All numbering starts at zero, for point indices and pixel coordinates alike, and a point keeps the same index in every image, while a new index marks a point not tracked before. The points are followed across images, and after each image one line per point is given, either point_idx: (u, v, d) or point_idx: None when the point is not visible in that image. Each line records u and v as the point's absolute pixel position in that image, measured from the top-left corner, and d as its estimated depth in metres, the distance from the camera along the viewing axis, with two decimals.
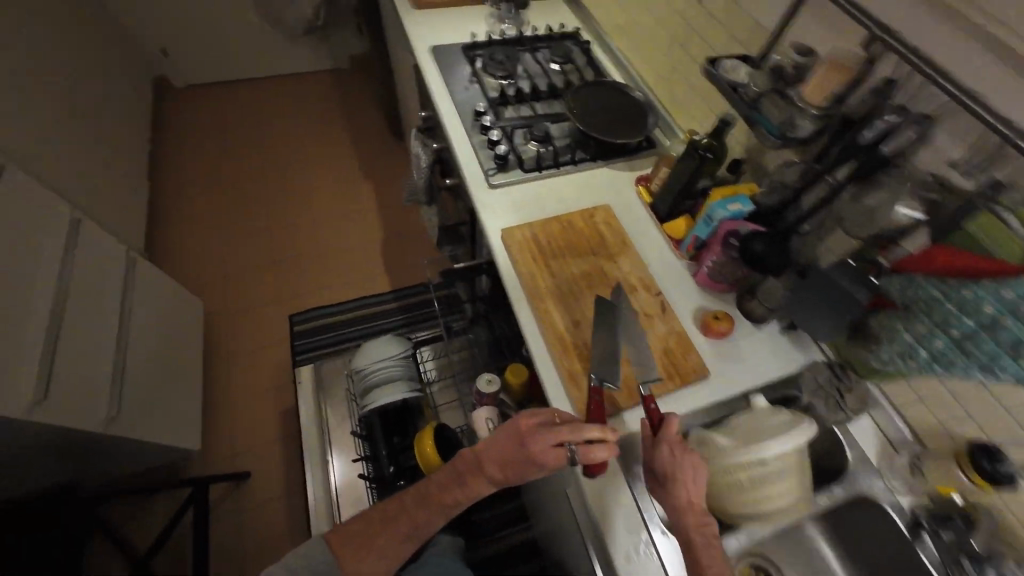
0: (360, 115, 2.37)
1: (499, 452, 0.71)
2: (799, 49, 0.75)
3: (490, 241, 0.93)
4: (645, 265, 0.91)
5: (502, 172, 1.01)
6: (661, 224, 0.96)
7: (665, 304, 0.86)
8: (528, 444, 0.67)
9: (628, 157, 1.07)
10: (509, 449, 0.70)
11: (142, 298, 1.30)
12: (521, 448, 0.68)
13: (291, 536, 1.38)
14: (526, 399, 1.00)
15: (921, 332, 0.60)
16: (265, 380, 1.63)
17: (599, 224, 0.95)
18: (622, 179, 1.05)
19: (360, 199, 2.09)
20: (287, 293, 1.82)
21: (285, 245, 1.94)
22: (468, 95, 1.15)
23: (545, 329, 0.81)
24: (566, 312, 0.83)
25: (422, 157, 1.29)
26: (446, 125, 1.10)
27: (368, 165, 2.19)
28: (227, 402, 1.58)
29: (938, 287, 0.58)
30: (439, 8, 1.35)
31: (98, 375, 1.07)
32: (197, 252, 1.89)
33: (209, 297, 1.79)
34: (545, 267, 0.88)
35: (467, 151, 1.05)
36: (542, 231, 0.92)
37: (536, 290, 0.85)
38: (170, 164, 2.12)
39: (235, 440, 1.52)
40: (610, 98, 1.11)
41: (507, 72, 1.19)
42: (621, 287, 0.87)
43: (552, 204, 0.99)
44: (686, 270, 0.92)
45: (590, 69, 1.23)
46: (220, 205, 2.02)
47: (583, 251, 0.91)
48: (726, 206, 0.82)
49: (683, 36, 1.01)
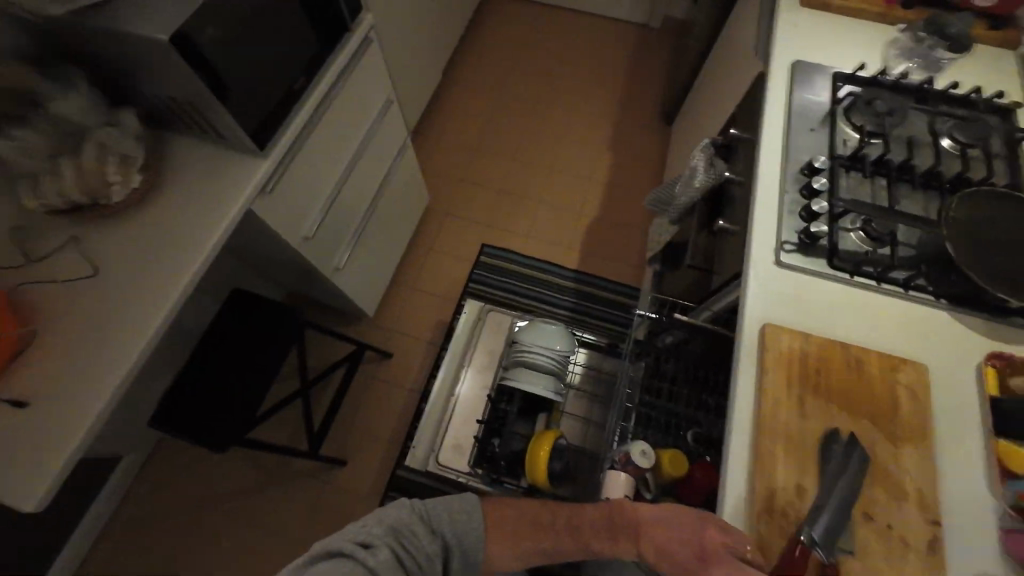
0: (641, 83, 2.20)
1: (662, 523, 0.65)
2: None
3: (743, 325, 0.76)
4: (936, 478, 0.65)
5: (802, 253, 0.80)
6: (992, 438, 0.67)
7: (937, 547, 0.61)
8: (698, 533, 0.61)
9: (990, 317, 0.75)
10: (673, 525, 0.64)
11: (398, 180, 1.48)
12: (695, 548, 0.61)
13: (397, 424, 1.57)
14: (668, 490, 0.90)
15: None
16: (440, 286, 1.79)
17: (900, 387, 0.69)
18: (964, 342, 0.74)
19: (595, 167, 2.02)
20: (492, 221, 1.92)
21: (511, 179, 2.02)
22: (808, 135, 0.91)
23: (756, 473, 0.65)
24: (795, 470, 0.64)
25: (699, 174, 1.11)
26: (763, 162, 0.89)
27: (621, 137, 2.07)
28: (406, 286, 1.79)
29: None
30: (829, 11, 1.06)
31: (347, 230, 1.27)
32: (445, 150, 2.07)
33: (435, 191, 1.97)
34: (797, 399, 0.68)
35: (772, 205, 0.85)
36: (816, 353, 0.71)
37: (772, 420, 0.67)
38: (461, 58, 2.29)
39: (397, 319, 1.73)
40: (1022, 228, 0.76)
41: (877, 127, 0.90)
42: (886, 486, 0.64)
43: (846, 323, 0.75)
44: (991, 518, 0.64)
45: (1003, 169, 0.86)
46: (480, 114, 2.15)
47: (859, 408, 0.68)
48: None
49: None
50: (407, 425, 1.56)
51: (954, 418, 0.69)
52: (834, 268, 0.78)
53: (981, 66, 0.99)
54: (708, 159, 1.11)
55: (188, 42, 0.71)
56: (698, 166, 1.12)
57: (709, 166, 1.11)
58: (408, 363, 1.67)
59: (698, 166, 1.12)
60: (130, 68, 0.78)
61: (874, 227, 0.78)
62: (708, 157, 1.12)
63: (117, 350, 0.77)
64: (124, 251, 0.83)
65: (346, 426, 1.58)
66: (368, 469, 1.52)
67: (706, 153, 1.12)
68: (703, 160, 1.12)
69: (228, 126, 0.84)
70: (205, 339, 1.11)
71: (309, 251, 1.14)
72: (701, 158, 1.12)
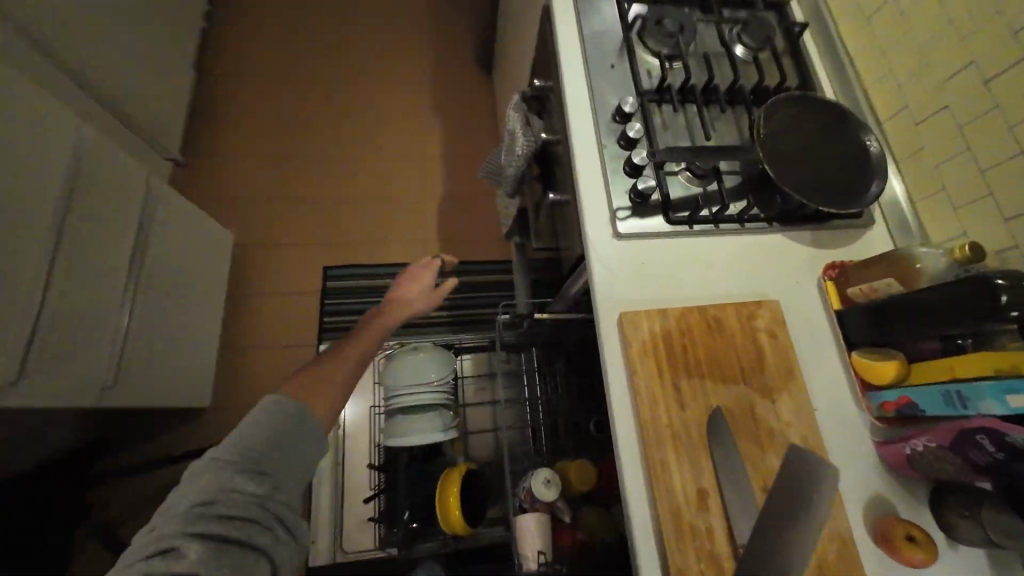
0: (446, 33, 1.95)
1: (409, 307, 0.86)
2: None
3: (599, 319, 0.66)
4: (813, 414, 0.63)
5: (637, 216, 0.71)
6: (849, 353, 0.67)
7: (831, 487, 0.59)
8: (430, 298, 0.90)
9: (819, 225, 0.74)
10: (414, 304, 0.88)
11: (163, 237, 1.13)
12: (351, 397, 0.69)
13: None
14: (584, 501, 0.82)
15: None
16: (291, 336, 1.47)
17: (760, 333, 0.65)
18: (804, 261, 0.72)
19: (426, 140, 1.77)
20: (327, 238, 1.60)
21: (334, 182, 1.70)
22: (611, 74, 0.80)
23: (655, 491, 0.57)
24: (691, 471, 0.58)
25: (520, 137, 0.93)
26: (571, 117, 0.77)
27: (443, 99, 1.83)
28: (247, 352, 1.45)
29: None
30: None
31: None
32: (240, 170, 1.66)
33: (245, 222, 1.59)
34: (671, 389, 0.61)
35: (592, 168, 0.74)
36: (678, 328, 0.64)
37: (654, 424, 0.59)
38: (228, 54, 1.85)
39: (251, 395, 1.40)
40: (821, 129, 0.74)
41: (674, 49, 0.81)
42: (775, 447, 0.60)
43: (698, 281, 0.69)
44: (866, 430, 0.64)
45: (792, 65, 0.84)
46: (270, 113, 1.75)
47: (731, 373, 0.63)
48: (1008, 399, 0.51)
49: (992, 67, 0.62)
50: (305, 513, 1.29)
51: (815, 343, 0.68)
52: (672, 223, 0.70)
53: None
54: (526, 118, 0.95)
55: None
56: (517, 128, 0.94)
57: (527, 127, 0.94)
58: None
59: (516, 129, 0.95)
60: None
61: (698, 166, 0.71)
62: (523, 116, 0.95)
63: None
64: None
65: None
66: None
67: (522, 112, 0.95)
68: (520, 120, 0.94)
69: None
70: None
71: None
72: (517, 119, 0.95)
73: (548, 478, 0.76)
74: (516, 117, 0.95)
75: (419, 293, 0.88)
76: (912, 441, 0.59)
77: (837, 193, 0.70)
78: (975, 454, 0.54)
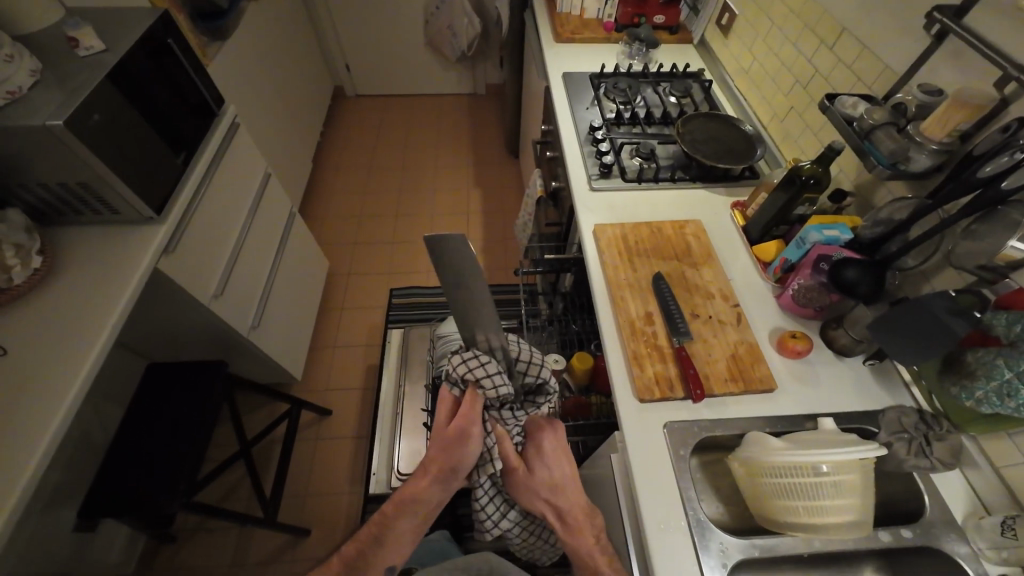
0: (485, 134, 2.67)
1: (456, 457, 0.65)
2: (1000, 73, 0.68)
3: (583, 232, 1.04)
4: (727, 276, 0.95)
5: (604, 179, 1.13)
6: (752, 247, 1.00)
7: (741, 316, 0.88)
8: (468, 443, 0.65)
9: (728, 183, 1.13)
10: (458, 457, 0.65)
11: (292, 245, 1.61)
12: (452, 446, 0.64)
13: (351, 474, 1.52)
14: (586, 387, 1.09)
15: (995, 387, 0.62)
16: (364, 333, 1.85)
17: (688, 236, 1.01)
18: (719, 202, 1.10)
19: (469, 200, 2.34)
20: (393, 263, 2.07)
21: (409, 220, 2.24)
22: (586, 112, 1.30)
23: (617, 313, 0.89)
24: (641, 303, 0.89)
25: (485, 484, 0.73)
26: (564, 134, 1.24)
27: (483, 174, 2.46)
28: (329, 346, 1.81)
29: (1007, 355, 0.61)
30: (576, 44, 1.55)
31: (251, 291, 1.35)
32: (335, 221, 2.23)
33: (334, 256, 2.09)
34: (628, 261, 0.96)
35: (577, 157, 1.19)
36: (631, 233, 1.01)
37: (617, 277, 0.93)
38: (329, 149, 2.55)
39: (331, 377, 1.73)
40: (720, 128, 1.18)
41: (626, 99, 1.32)
42: (700, 294, 0.91)
43: (648, 211, 1.08)
44: (769, 291, 0.94)
45: (706, 104, 1.33)
46: (357, 185, 2.38)
47: (667, 256, 0.97)
48: (823, 231, 0.83)
49: (806, 80, 1.06)
50: (363, 463, 1.53)
51: (728, 245, 1.02)
52: (626, 182, 1.12)
53: (676, 54, 1.53)
54: (498, 379, 0.65)
55: (80, 124, 0.81)
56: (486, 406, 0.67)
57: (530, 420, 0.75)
58: (351, 411, 1.65)
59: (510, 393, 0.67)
60: (7, 165, 0.83)
61: (642, 151, 1.16)
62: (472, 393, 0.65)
63: (37, 432, 0.74)
64: (33, 331, 0.83)
65: (297, 501, 1.47)
66: (333, 532, 1.41)
67: (477, 377, 0.64)
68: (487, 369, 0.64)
69: (128, 201, 0.94)
70: (114, 445, 1.09)
71: (221, 309, 1.20)
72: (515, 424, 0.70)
73: (556, 356, 1.08)
74: (458, 368, 0.65)
75: (435, 482, 0.65)
76: (792, 285, 0.88)
77: (735, 159, 1.11)
78: (820, 275, 0.82)
